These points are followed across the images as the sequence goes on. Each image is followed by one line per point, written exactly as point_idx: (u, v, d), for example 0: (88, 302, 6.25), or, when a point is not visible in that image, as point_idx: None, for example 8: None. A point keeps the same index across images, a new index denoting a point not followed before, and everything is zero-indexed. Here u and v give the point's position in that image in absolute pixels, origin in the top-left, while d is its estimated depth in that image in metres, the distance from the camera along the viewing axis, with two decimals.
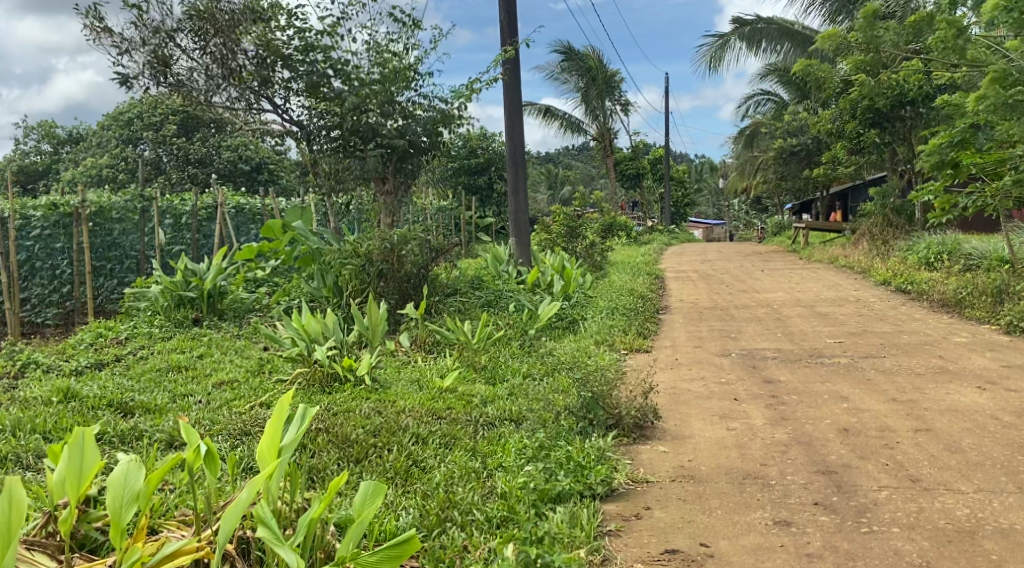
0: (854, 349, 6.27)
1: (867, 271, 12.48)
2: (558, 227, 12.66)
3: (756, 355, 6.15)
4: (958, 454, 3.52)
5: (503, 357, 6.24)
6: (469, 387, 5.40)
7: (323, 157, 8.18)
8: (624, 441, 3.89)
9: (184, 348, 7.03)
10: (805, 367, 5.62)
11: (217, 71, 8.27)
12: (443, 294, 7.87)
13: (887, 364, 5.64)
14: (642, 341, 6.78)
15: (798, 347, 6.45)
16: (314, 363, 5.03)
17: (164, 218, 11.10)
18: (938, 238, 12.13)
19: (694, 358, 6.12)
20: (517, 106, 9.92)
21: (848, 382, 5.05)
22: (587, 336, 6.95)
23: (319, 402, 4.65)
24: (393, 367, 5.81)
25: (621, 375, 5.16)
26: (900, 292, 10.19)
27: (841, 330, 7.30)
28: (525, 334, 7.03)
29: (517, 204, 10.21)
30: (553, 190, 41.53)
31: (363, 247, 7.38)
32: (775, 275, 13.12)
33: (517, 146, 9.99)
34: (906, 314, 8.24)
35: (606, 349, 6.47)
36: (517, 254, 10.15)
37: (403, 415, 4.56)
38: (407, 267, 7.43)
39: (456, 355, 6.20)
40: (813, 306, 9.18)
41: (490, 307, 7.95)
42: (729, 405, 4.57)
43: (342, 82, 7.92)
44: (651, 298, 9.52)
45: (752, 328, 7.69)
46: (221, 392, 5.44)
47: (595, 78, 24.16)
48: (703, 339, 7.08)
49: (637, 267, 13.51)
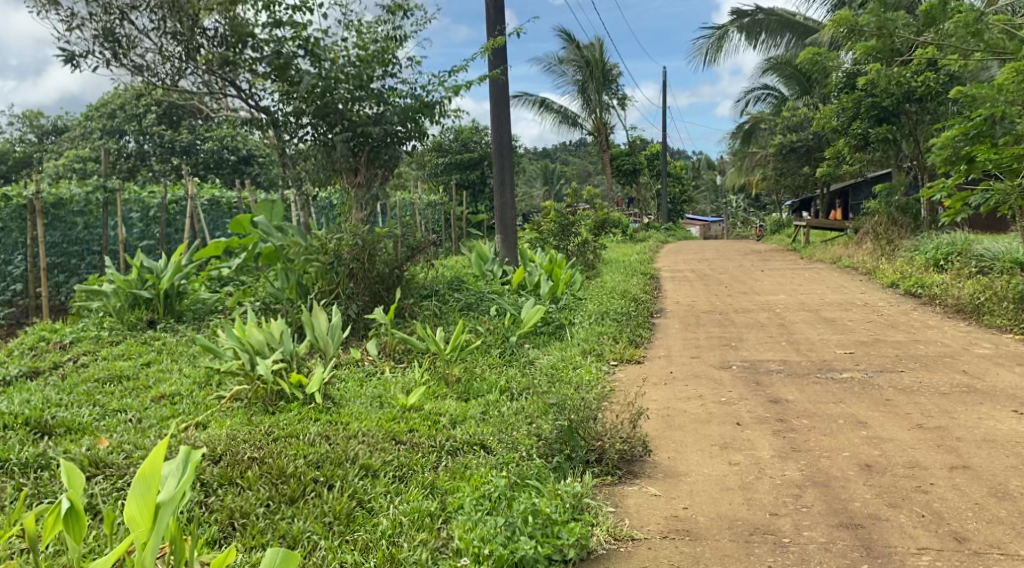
0: (867, 362, 5.67)
1: (872, 272, 11.90)
2: (549, 224, 12.04)
3: (760, 368, 5.56)
4: (1008, 502, 2.94)
5: (479, 369, 5.65)
6: (440, 405, 4.79)
7: (292, 147, 7.57)
8: (607, 480, 3.29)
9: (133, 354, 6.39)
10: (815, 384, 5.03)
11: (178, 51, 7.60)
12: (419, 296, 7.27)
13: (907, 381, 5.05)
14: (634, 350, 6.18)
15: (805, 359, 5.86)
16: (258, 379, 4.43)
17: (132, 211, 10.44)
18: (947, 238, 11.55)
19: (691, 371, 5.52)
20: (504, 97, 9.31)
21: (865, 404, 4.46)
22: (575, 344, 6.35)
23: (258, 427, 4.07)
24: (355, 382, 5.18)
25: (607, 396, 4.57)
26: (909, 296, 9.60)
27: (851, 339, 6.71)
28: (507, 343, 6.44)
29: (503, 199, 9.57)
30: (549, 185, 40.92)
31: (331, 244, 6.75)
32: (778, 276, 12.55)
33: (504, 139, 9.37)
34: (919, 320, 7.66)
35: (594, 360, 5.86)
36: (504, 252, 9.55)
37: (355, 441, 3.95)
38: (379, 267, 6.81)
39: (426, 368, 5.56)
40: (818, 311, 8.58)
41: (470, 310, 7.35)
42: (730, 431, 3.98)
43: (311, 63, 7.29)
44: (645, 300, 8.92)
45: (753, 335, 7.11)
46: (158, 408, 4.83)
47: (593, 71, 23.55)
48: (700, 347, 6.49)
49: (632, 266, 12.93)
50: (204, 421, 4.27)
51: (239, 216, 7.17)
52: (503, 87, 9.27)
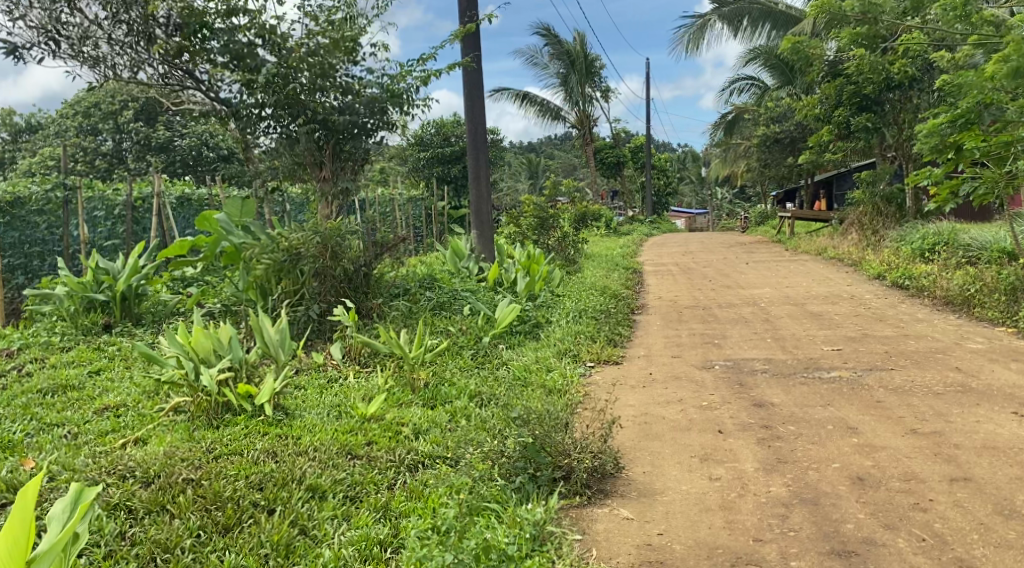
0: (855, 360, 5.40)
1: (859, 264, 11.67)
2: (528, 219, 11.72)
3: (743, 368, 5.27)
4: (1015, 522, 2.68)
5: (449, 373, 5.32)
6: (403, 413, 4.48)
7: (253, 139, 7.22)
8: (574, 502, 3.01)
9: (84, 360, 6.02)
10: (801, 385, 4.74)
11: (131, 41, 7.21)
12: (389, 296, 6.94)
13: (898, 380, 4.77)
14: (613, 350, 5.88)
15: (791, 357, 5.57)
16: (202, 389, 4.08)
17: (94, 210, 10.01)
18: (933, 228, 11.32)
19: (672, 372, 5.22)
20: (477, 87, 8.98)
21: (855, 407, 4.18)
22: (550, 344, 6.03)
23: (199, 443, 3.75)
24: (315, 390, 4.85)
25: (579, 404, 4.26)
26: (896, 288, 9.34)
27: (837, 335, 6.43)
28: (479, 344, 6.12)
29: (479, 192, 9.22)
30: (534, 179, 40.55)
31: (292, 243, 6.41)
32: (764, 268, 12.29)
33: (478, 130, 9.04)
34: (908, 313, 7.39)
35: (570, 362, 5.55)
36: (480, 248, 9.21)
37: (305, 457, 3.66)
38: (344, 265, 6.49)
39: (391, 372, 5.23)
40: (803, 305, 8.31)
41: (442, 310, 7.02)
42: (712, 440, 3.69)
43: (270, 52, 6.93)
44: (625, 296, 8.62)
45: (737, 331, 6.82)
46: (99, 421, 4.47)
47: (575, 63, 23.20)
48: (682, 346, 6.20)
49: (615, 261, 12.62)
50: (143, 436, 3.94)
51: (204, 211, 6.87)
52: (476, 77, 8.93)
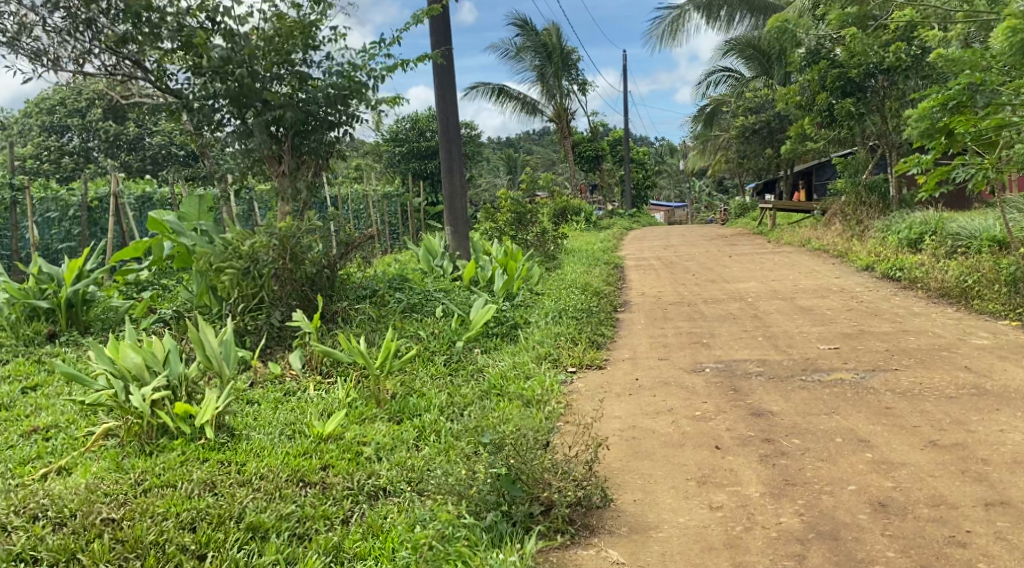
0: (856, 359, 5.02)
1: (845, 255, 11.36)
2: (505, 214, 11.28)
3: (737, 372, 4.87)
4: None
5: (418, 383, 4.89)
6: (363, 431, 4.04)
7: (207, 134, 6.72)
8: (555, 543, 2.63)
9: (20, 375, 5.50)
10: (800, 390, 4.36)
11: (75, 31, 6.68)
12: (356, 298, 6.47)
13: (905, 383, 4.39)
14: (595, 354, 5.46)
15: (787, 357, 5.19)
16: (133, 410, 3.61)
17: (47, 211, 9.41)
18: (920, 217, 11.02)
19: (659, 378, 4.81)
20: (448, 76, 8.52)
21: (864, 414, 3.80)
22: (529, 349, 5.60)
23: (128, 473, 3.28)
24: (268, 408, 4.39)
25: (559, 422, 3.86)
26: (887, 280, 9.01)
27: (833, 331, 6.07)
28: (452, 349, 5.68)
29: (452, 187, 8.75)
30: (512, 173, 40.03)
31: (246, 244, 5.92)
32: (748, 261, 11.95)
33: (450, 121, 8.58)
34: (903, 307, 7.05)
35: (550, 368, 5.12)
36: (454, 245, 8.74)
37: (248, 488, 3.21)
38: (304, 268, 6.03)
39: (352, 383, 4.77)
40: (792, 299, 7.95)
41: (414, 311, 6.57)
42: (708, 457, 3.30)
43: (222, 38, 6.44)
44: (607, 293, 8.21)
45: (726, 329, 6.45)
46: (24, 445, 3.94)
47: (551, 55, 22.77)
48: (669, 346, 5.81)
49: (596, 256, 12.23)
50: (67, 466, 3.47)
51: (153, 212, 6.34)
52: (447, 64, 8.48)
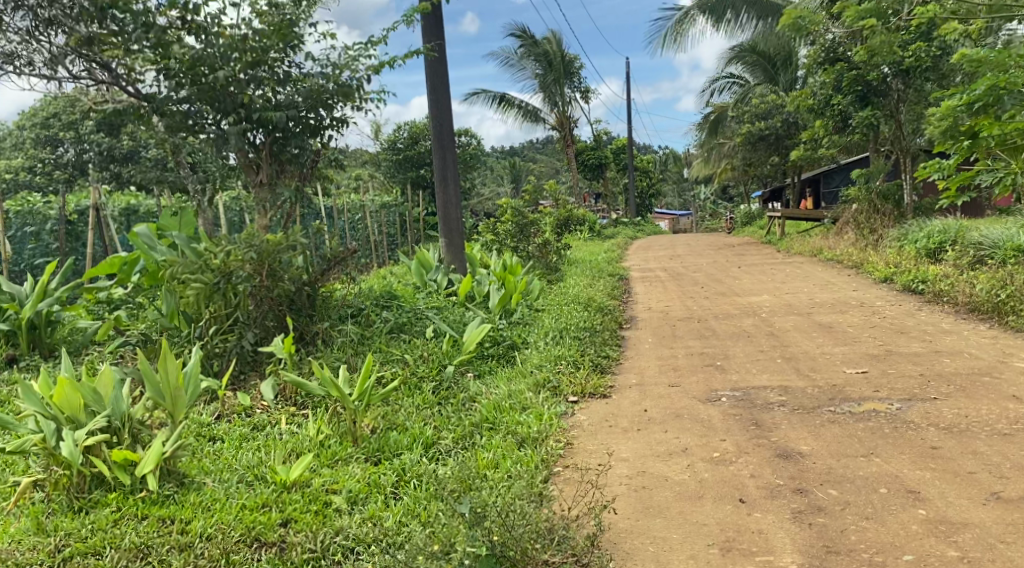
0: (888, 386, 4.52)
1: (860, 266, 10.85)
2: (506, 225, 10.77)
3: (756, 402, 4.36)
4: None
5: (401, 417, 4.42)
6: (335, 475, 3.58)
7: (181, 140, 6.26)
8: None
9: None
10: (829, 425, 3.85)
11: (41, 31, 6.22)
12: (340, 318, 6.00)
13: (947, 415, 3.89)
14: (599, 380, 4.96)
15: (811, 384, 4.70)
16: (62, 459, 3.16)
17: (24, 227, 8.93)
18: (938, 225, 10.51)
19: (671, 409, 4.30)
20: (442, 79, 8.09)
21: (907, 455, 3.31)
22: (527, 374, 5.11)
23: (51, 536, 2.90)
24: (231, 449, 3.94)
25: (556, 473, 3.41)
26: (909, 293, 8.50)
27: (857, 353, 5.56)
28: (443, 374, 5.21)
29: (447, 197, 8.27)
30: (515, 183, 39.54)
31: (218, 259, 5.45)
32: (758, 272, 11.46)
33: (444, 127, 8.11)
34: (931, 323, 6.56)
35: (548, 398, 4.62)
36: (449, 259, 8.21)
37: (188, 555, 2.83)
38: (282, 286, 5.54)
39: (328, 417, 4.30)
40: (809, 315, 7.44)
41: (402, 331, 6.09)
42: (731, 515, 2.84)
43: (195, 36, 5.97)
44: (611, 309, 7.70)
45: (740, 350, 5.94)
46: None
47: (553, 63, 22.31)
48: (680, 370, 5.30)
49: (599, 267, 11.73)
50: None
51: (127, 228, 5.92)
52: (440, 67, 8.04)
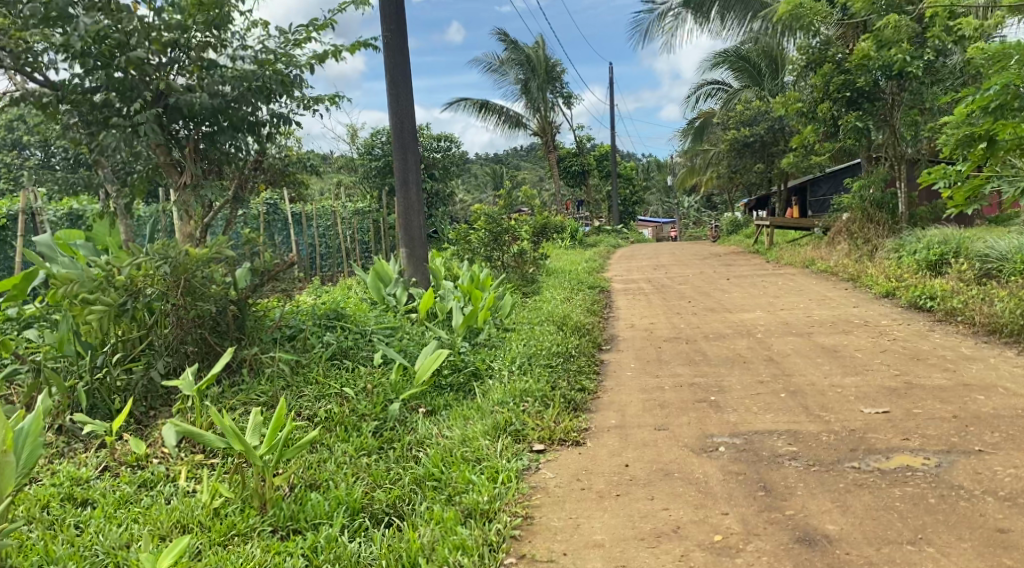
0: (919, 433, 3.73)
1: (857, 278, 10.13)
2: (478, 233, 9.91)
3: (761, 454, 3.56)
4: None
5: (327, 472, 3.60)
6: (223, 560, 2.82)
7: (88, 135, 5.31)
8: None
9: None
10: (858, 490, 3.08)
11: None
12: (273, 341, 5.14)
13: (1003, 476, 3.12)
14: (571, 423, 4.12)
15: (827, 427, 3.91)
16: None
17: None
18: (937, 235, 9.80)
19: (658, 462, 3.52)
20: (402, 72, 7.26)
21: (967, 542, 2.62)
22: (487, 414, 4.26)
23: None
24: (101, 521, 3.11)
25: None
26: (915, 310, 7.75)
27: (872, 386, 4.78)
28: (388, 412, 4.37)
29: (407, 201, 7.43)
30: (496, 190, 38.73)
31: (121, 275, 4.55)
32: (749, 285, 10.72)
33: (404, 125, 7.28)
34: (950, 348, 5.81)
35: (508, 448, 3.80)
36: (410, 270, 7.38)
37: None
38: (200, 306, 4.67)
39: (233, 477, 3.44)
40: (810, 336, 6.67)
41: (347, 356, 5.25)
42: None
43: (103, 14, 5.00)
44: (589, 328, 6.88)
45: (736, 379, 5.16)
46: None
47: (535, 67, 21.56)
48: (670, 406, 4.51)
49: (579, 278, 10.93)
50: None
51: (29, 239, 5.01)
52: (399, 58, 7.21)
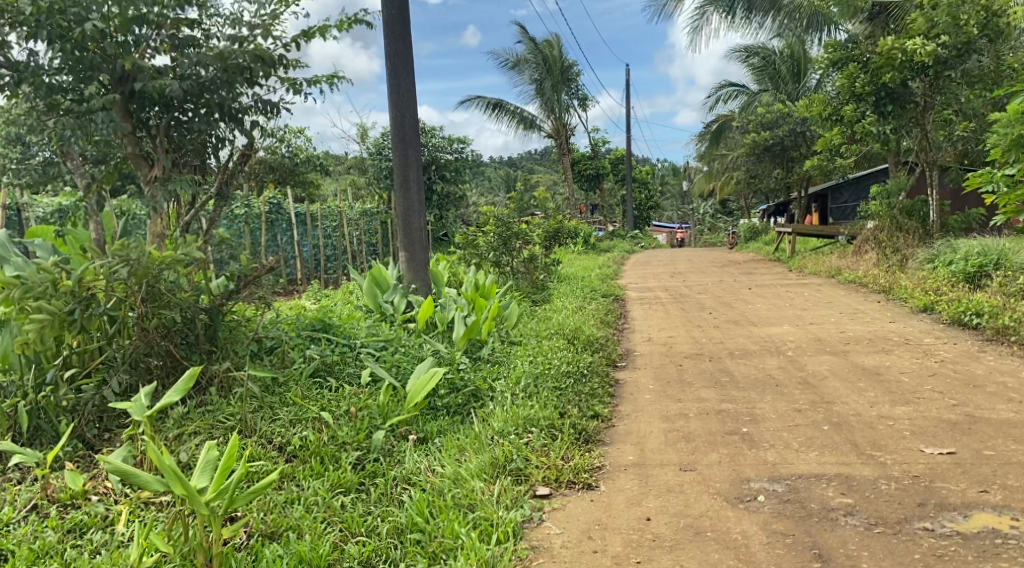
0: (999, 484, 3.12)
1: (889, 290, 9.49)
2: (485, 236, 9.31)
3: (809, 507, 2.97)
4: None
5: (291, 517, 3.03)
6: None
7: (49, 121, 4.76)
8: None
9: None
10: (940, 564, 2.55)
11: None
12: (249, 354, 4.57)
13: None
14: (582, 460, 3.53)
15: (884, 472, 3.31)
16: None
17: None
18: (976, 245, 9.11)
19: (686, 517, 2.94)
20: (404, 61, 6.68)
21: None
22: (485, 446, 3.68)
23: None
24: None
25: None
26: (958, 327, 7.11)
27: (929, 418, 4.15)
28: (371, 442, 3.80)
29: (408, 199, 6.85)
30: (509, 192, 38.15)
31: (71, 279, 3.97)
32: (773, 295, 10.08)
33: (405, 118, 6.71)
34: (1006, 372, 5.19)
35: (507, 492, 3.22)
36: (409, 276, 6.82)
37: None
38: (163, 315, 4.12)
39: (176, 525, 2.90)
40: (846, 355, 6.05)
41: (331, 372, 4.69)
42: None
43: None
44: (603, 342, 6.27)
45: (769, 406, 4.54)
46: None
47: (551, 67, 21.00)
48: (696, 439, 3.91)
49: (591, 285, 10.30)
50: None
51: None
52: (401, 45, 6.63)
